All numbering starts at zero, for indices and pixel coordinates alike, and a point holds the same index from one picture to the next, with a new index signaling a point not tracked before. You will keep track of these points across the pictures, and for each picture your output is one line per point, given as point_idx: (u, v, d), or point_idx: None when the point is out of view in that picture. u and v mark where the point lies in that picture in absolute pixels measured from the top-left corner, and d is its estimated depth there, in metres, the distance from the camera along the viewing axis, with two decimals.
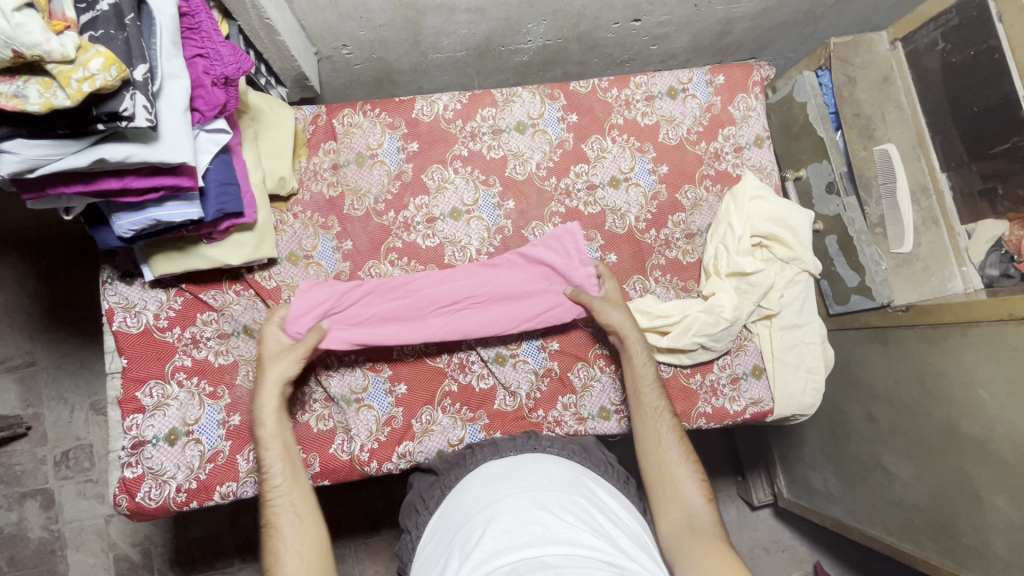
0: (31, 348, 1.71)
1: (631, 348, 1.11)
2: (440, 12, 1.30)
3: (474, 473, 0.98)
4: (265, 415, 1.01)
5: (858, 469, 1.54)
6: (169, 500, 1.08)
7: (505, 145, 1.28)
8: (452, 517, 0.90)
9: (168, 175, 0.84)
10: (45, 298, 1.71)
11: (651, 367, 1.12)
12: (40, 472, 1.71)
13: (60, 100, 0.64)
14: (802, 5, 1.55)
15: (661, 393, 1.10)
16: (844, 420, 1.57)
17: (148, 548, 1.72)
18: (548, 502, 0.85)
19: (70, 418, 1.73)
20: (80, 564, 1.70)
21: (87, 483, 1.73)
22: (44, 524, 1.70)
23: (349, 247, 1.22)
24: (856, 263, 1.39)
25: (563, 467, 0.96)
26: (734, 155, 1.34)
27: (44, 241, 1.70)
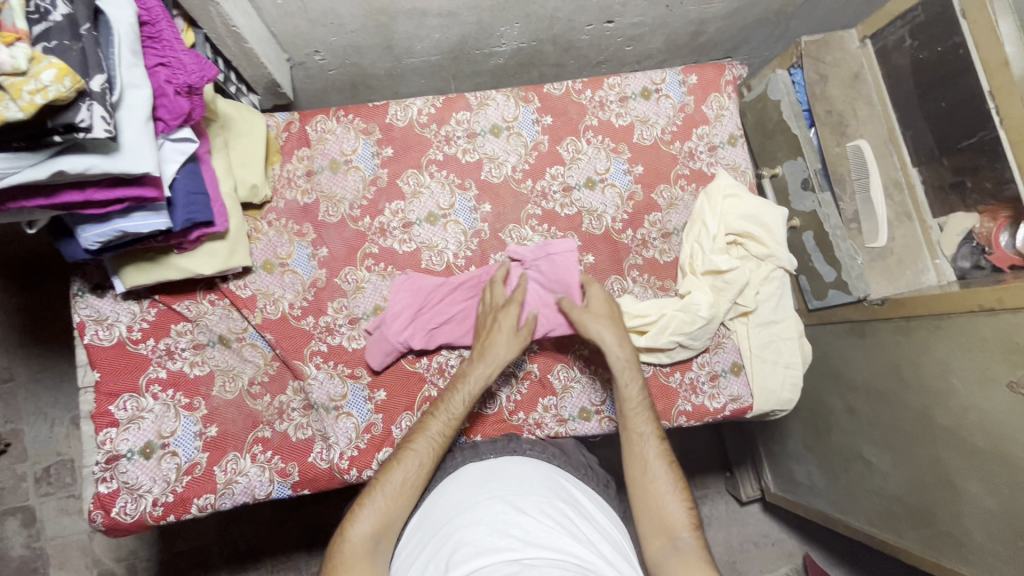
0: (7, 364, 1.68)
1: (614, 365, 1.07)
2: (412, 17, 1.30)
3: (452, 475, 0.98)
4: (491, 356, 1.07)
5: (839, 461, 1.56)
6: (145, 515, 1.06)
7: (480, 148, 1.28)
8: (430, 521, 0.89)
9: (132, 186, 0.83)
10: (20, 312, 1.68)
11: (636, 386, 1.06)
12: (19, 489, 1.68)
13: (12, 112, 0.63)
14: (774, 5, 1.57)
15: (648, 415, 1.04)
16: (824, 412, 1.59)
17: (133, 562, 1.69)
18: (528, 505, 0.85)
19: (50, 433, 1.70)
20: None
21: (70, 499, 1.70)
22: (26, 542, 1.67)
23: (324, 254, 1.21)
24: (832, 259, 1.42)
25: (542, 470, 0.96)
26: (709, 154, 1.35)
27: (18, 254, 1.68)
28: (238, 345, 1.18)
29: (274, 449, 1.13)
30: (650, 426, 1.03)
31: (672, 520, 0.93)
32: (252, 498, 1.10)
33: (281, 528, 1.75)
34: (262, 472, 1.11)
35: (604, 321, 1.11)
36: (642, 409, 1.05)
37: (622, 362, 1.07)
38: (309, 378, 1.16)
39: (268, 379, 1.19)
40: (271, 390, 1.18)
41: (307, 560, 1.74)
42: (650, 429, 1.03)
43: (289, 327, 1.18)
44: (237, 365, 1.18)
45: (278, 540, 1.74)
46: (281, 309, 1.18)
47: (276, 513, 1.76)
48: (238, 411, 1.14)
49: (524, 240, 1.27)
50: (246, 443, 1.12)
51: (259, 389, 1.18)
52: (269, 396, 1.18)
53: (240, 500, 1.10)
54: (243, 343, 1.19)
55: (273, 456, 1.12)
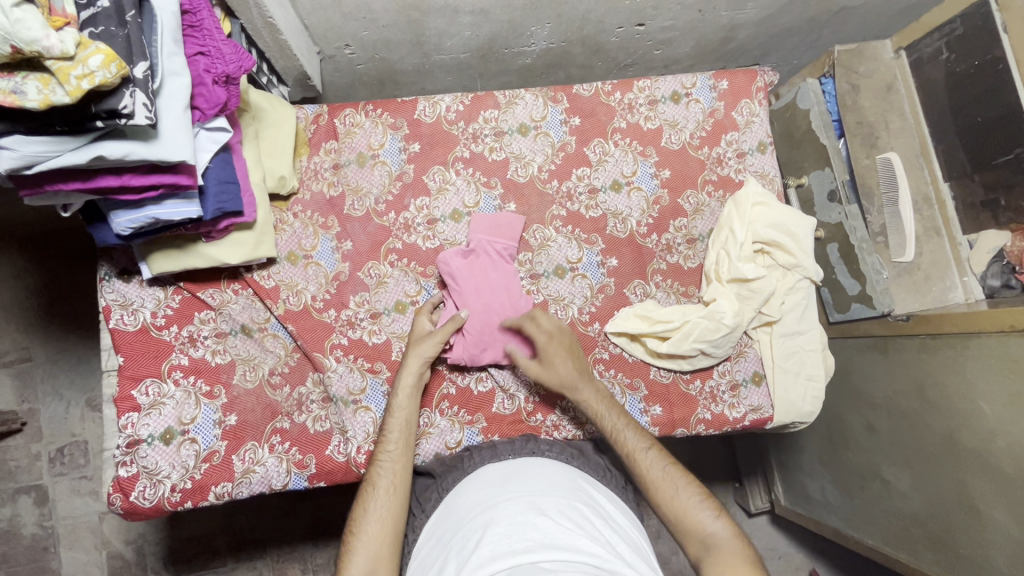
0: (27, 344, 1.70)
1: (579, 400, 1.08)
2: (444, 13, 1.30)
3: (471, 478, 0.97)
4: (401, 388, 1.06)
5: (855, 479, 1.53)
6: (163, 499, 1.07)
7: (507, 147, 1.27)
8: (448, 521, 0.89)
9: (167, 173, 0.83)
10: (43, 294, 1.71)
11: (609, 411, 1.07)
12: (33, 468, 1.70)
13: (59, 96, 0.63)
14: (807, 13, 1.56)
15: (633, 430, 1.03)
16: (842, 428, 1.57)
17: (142, 546, 1.71)
18: (547, 507, 0.83)
19: (66, 414, 1.72)
20: (73, 561, 1.69)
21: (82, 480, 1.71)
22: (38, 521, 1.69)
23: (348, 248, 1.21)
24: (858, 272, 1.39)
25: (562, 472, 0.95)
26: (737, 160, 1.33)
27: (43, 233, 1.70)
28: (260, 335, 1.18)
29: (292, 440, 1.13)
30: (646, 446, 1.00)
31: (705, 530, 0.91)
32: (269, 488, 1.11)
33: (289, 519, 1.75)
34: (279, 463, 1.11)
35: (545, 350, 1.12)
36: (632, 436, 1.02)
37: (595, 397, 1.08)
38: (330, 371, 1.16)
39: (287, 370, 1.19)
40: (290, 381, 1.18)
41: (313, 552, 1.75)
42: (642, 443, 1.01)
43: (312, 319, 1.18)
44: (258, 354, 1.18)
45: (285, 530, 1.75)
46: (304, 301, 1.18)
47: (284, 504, 1.76)
48: (257, 401, 1.14)
49: (547, 241, 1.26)
50: (265, 433, 1.12)
51: (279, 379, 1.18)
52: (288, 386, 1.18)
53: (257, 489, 1.10)
54: (265, 333, 1.18)
55: (291, 448, 1.13)
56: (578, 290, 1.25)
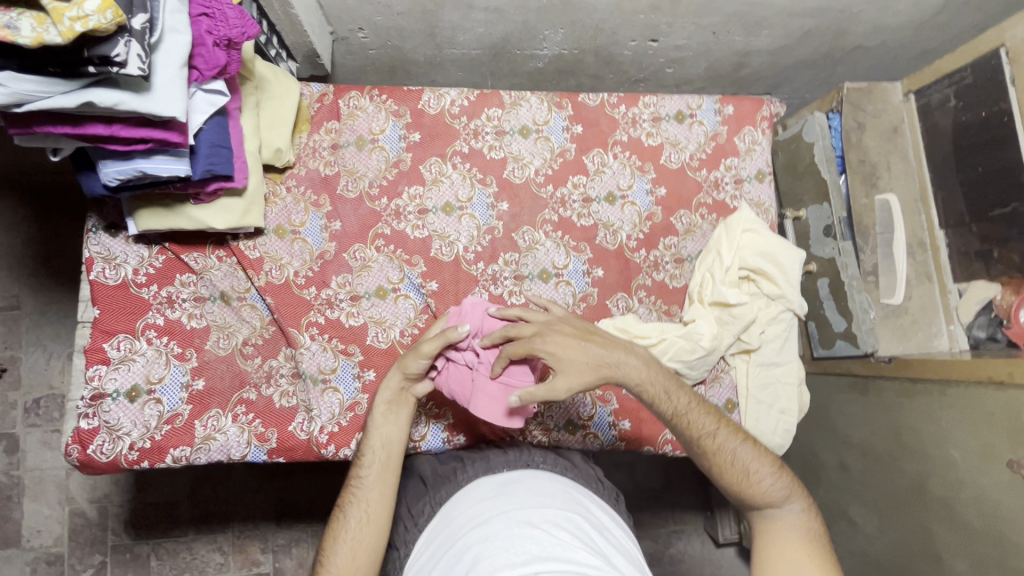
0: (17, 292, 1.71)
1: (638, 379, 0.96)
2: (459, 8, 1.31)
3: (463, 491, 0.97)
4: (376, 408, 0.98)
5: (825, 518, 1.53)
6: (120, 456, 1.08)
7: (507, 147, 1.27)
8: (445, 533, 0.90)
9: (158, 128, 0.84)
10: (37, 243, 1.72)
11: (666, 391, 0.98)
12: (7, 416, 1.70)
13: (52, 36, 0.64)
14: (819, 47, 1.57)
15: (703, 408, 0.98)
16: (817, 465, 1.57)
17: (105, 506, 1.70)
18: (541, 519, 0.83)
19: (46, 365, 1.72)
20: (35, 514, 1.68)
21: (55, 433, 1.71)
22: (5, 469, 1.68)
23: (337, 228, 1.21)
24: (845, 309, 1.40)
25: (554, 483, 0.95)
26: (734, 186, 1.32)
27: (47, 182, 1.71)
28: (238, 304, 1.17)
29: (256, 413, 1.13)
30: (710, 420, 0.97)
31: (768, 497, 0.93)
32: (228, 457, 1.11)
33: (254, 495, 1.75)
34: (241, 433, 1.11)
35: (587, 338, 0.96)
36: (692, 410, 0.97)
37: (646, 373, 0.96)
38: (302, 347, 1.16)
39: (261, 342, 1.18)
40: (262, 353, 1.18)
41: (274, 531, 1.74)
42: (713, 424, 0.97)
43: (290, 294, 1.18)
44: (234, 323, 1.17)
45: (249, 506, 1.74)
46: (286, 276, 1.18)
47: (251, 479, 1.75)
48: (227, 368, 1.14)
49: (535, 244, 1.25)
50: (230, 402, 1.12)
51: (252, 351, 1.17)
52: (259, 358, 1.17)
53: (216, 458, 1.11)
54: (243, 303, 1.18)
55: (254, 419, 1.12)
56: (561, 296, 1.24)
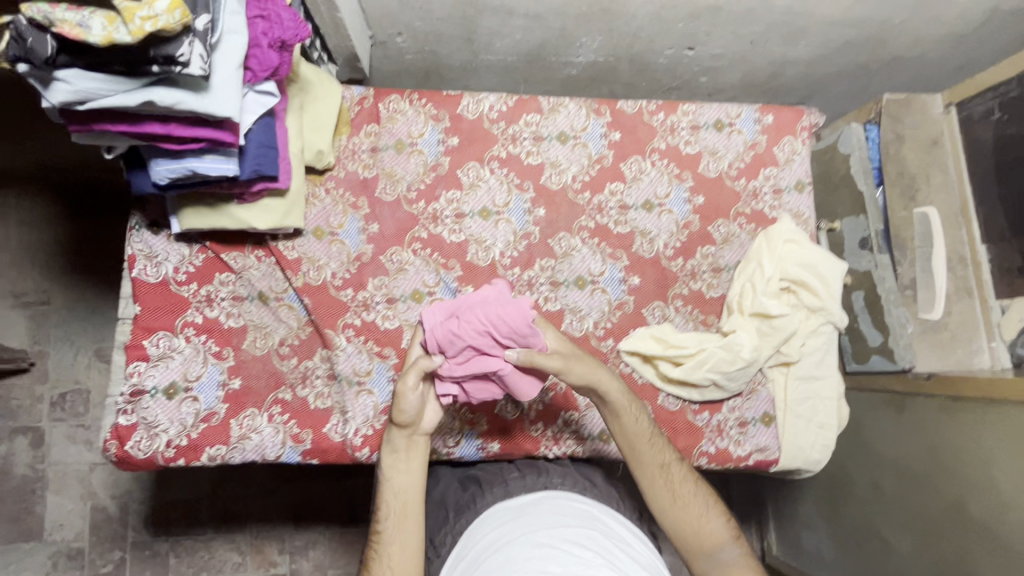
0: (48, 287, 1.73)
1: (619, 402, 0.99)
2: (498, 14, 1.31)
3: (484, 514, 0.95)
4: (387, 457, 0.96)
5: (854, 539, 1.47)
6: (157, 454, 1.08)
7: (544, 153, 1.27)
8: (465, 560, 0.87)
9: (212, 128, 0.84)
10: (67, 240, 1.74)
11: (644, 420, 1.00)
12: (34, 410, 1.72)
13: (122, 35, 0.64)
14: (857, 58, 1.55)
15: (664, 443, 1.01)
16: (846, 483, 1.52)
17: (126, 502, 1.71)
18: (562, 539, 0.82)
19: (73, 360, 1.74)
20: (57, 508, 1.69)
21: (79, 428, 1.73)
22: (30, 462, 1.70)
23: (374, 230, 1.21)
24: (881, 323, 1.38)
25: (574, 502, 0.94)
26: (773, 196, 1.31)
27: (78, 179, 1.73)
28: (275, 304, 1.17)
29: (292, 413, 1.13)
30: (670, 454, 1.00)
31: (715, 541, 0.95)
32: (262, 457, 1.11)
33: (273, 496, 1.74)
34: (276, 433, 1.11)
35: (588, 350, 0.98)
36: (654, 441, 1.00)
37: (623, 397, 0.99)
38: (338, 349, 1.16)
39: (297, 343, 1.18)
40: (299, 354, 1.17)
41: (292, 533, 1.74)
42: (674, 457, 1.01)
43: (328, 296, 1.18)
44: (271, 323, 1.17)
45: (267, 507, 1.74)
46: (323, 277, 1.18)
47: (270, 480, 1.75)
48: (263, 368, 1.15)
49: (572, 250, 1.25)
50: (265, 402, 1.13)
51: (288, 351, 1.17)
52: (296, 358, 1.17)
53: (250, 458, 1.11)
54: (281, 303, 1.18)
55: (289, 420, 1.12)
56: (596, 304, 1.24)
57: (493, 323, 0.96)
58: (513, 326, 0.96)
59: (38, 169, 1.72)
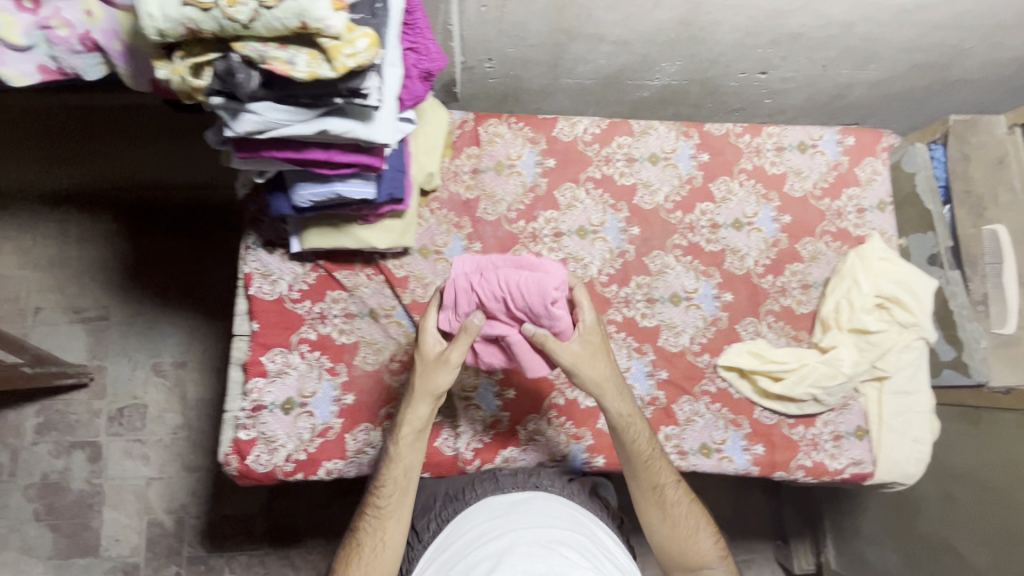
0: (107, 303, 1.72)
1: (619, 420, 1.01)
2: (588, 41, 1.34)
3: (471, 507, 1.00)
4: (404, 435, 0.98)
5: (925, 553, 1.49)
6: (276, 468, 1.11)
7: (637, 173, 1.31)
8: (454, 547, 0.92)
9: (365, 154, 0.88)
10: (129, 257, 1.73)
11: (643, 438, 1.02)
12: (92, 425, 1.69)
13: (325, 71, 0.69)
14: (920, 81, 1.60)
15: (664, 463, 1.04)
16: (915, 497, 1.53)
17: (183, 517, 1.68)
18: (549, 538, 0.87)
19: (131, 375, 1.72)
20: (114, 522, 1.67)
21: (135, 443, 1.70)
22: (88, 477, 1.67)
23: (478, 248, 1.25)
24: (953, 337, 1.42)
25: (563, 507, 0.98)
26: (857, 215, 1.35)
27: (138, 198, 1.73)
28: (386, 321, 1.20)
29: None
30: (667, 475, 1.03)
31: (705, 560, 1.00)
32: (377, 471, 1.14)
33: (330, 513, 1.73)
34: None
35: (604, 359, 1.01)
36: (656, 461, 1.03)
37: (621, 412, 1.01)
38: None
39: (406, 359, 1.19)
40: (408, 369, 1.19)
41: None
42: (671, 477, 1.04)
43: None
44: (381, 340, 1.20)
45: (323, 523, 1.73)
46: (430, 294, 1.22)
47: (323, 495, 1.74)
48: (375, 383, 1.17)
49: (666, 268, 1.28)
50: (379, 417, 1.16)
51: (397, 366, 1.19)
52: (406, 374, 1.19)
53: (366, 471, 1.14)
54: (391, 320, 1.21)
55: None
56: (692, 320, 1.27)
57: (511, 294, 1.01)
58: (529, 303, 1.00)
59: (100, 188, 1.71)
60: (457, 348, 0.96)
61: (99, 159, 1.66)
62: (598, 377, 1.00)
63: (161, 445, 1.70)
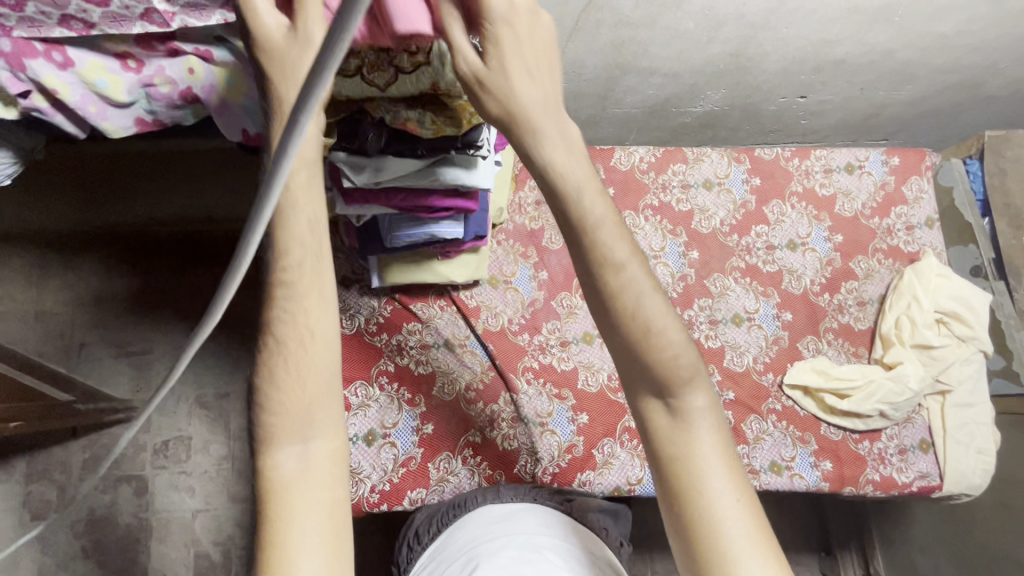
0: (151, 335, 1.65)
1: (533, 150, 0.56)
2: (640, 74, 1.40)
3: (468, 516, 1.01)
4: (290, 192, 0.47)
5: (982, 562, 1.46)
6: (362, 499, 1.13)
7: (692, 200, 1.36)
8: (448, 551, 0.94)
9: (463, 198, 0.92)
10: (172, 292, 1.66)
11: (601, 206, 0.58)
12: (137, 458, 1.64)
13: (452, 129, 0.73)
14: (952, 100, 1.65)
15: (624, 239, 0.60)
16: (968, 504, 1.51)
17: (229, 548, 1.63)
18: (539, 545, 0.86)
19: (174, 407, 1.67)
20: (161, 557, 1.60)
21: (181, 475, 1.65)
22: (135, 511, 1.62)
23: (544, 277, 1.30)
24: (1003, 348, 1.45)
25: (558, 518, 0.98)
26: (906, 232, 1.40)
27: (180, 233, 1.66)
28: (460, 351, 1.23)
29: (483, 456, 1.18)
30: (626, 248, 0.59)
31: (677, 372, 0.62)
32: None
33: None
34: (471, 475, 1.17)
35: (529, 72, 0.54)
36: (607, 225, 0.58)
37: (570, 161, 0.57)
38: (522, 392, 1.22)
39: (482, 387, 1.21)
40: (484, 398, 1.20)
41: None
42: (631, 257, 0.60)
43: (508, 340, 1.25)
44: (457, 369, 1.21)
45: None
46: (501, 323, 1.26)
47: None
48: (452, 412, 1.19)
49: (726, 290, 1.32)
50: (458, 446, 1.18)
51: (474, 395, 1.20)
52: (482, 402, 1.20)
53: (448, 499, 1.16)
54: (464, 350, 1.23)
55: (482, 462, 1.17)
56: (755, 339, 1.30)
57: None
58: None
59: (144, 223, 1.66)
60: (312, 17, 0.47)
61: (150, 198, 1.65)
62: (510, 86, 0.54)
63: (207, 476, 1.66)
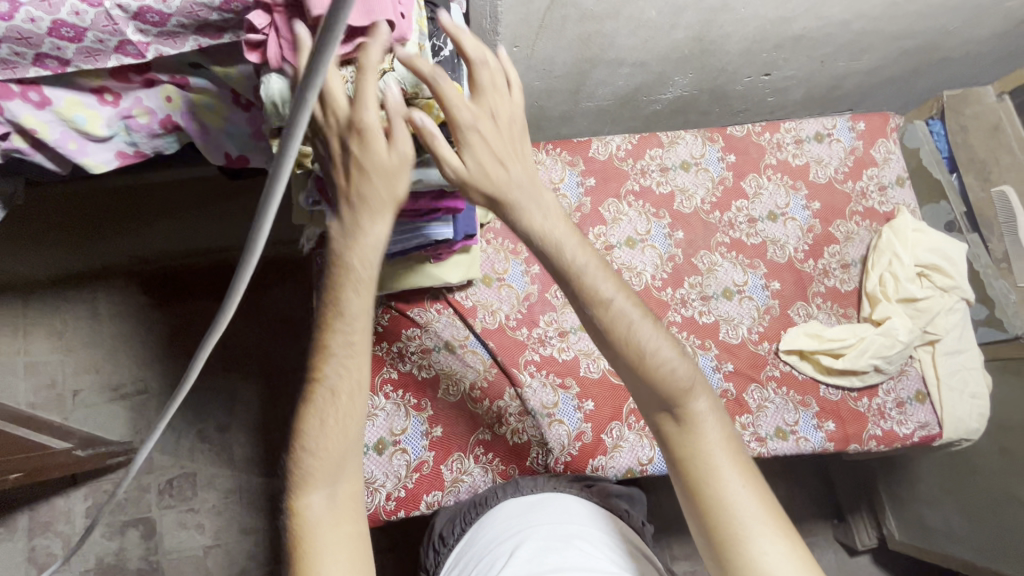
0: (145, 374, 1.63)
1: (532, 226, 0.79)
2: (609, 66, 1.43)
3: (493, 511, 1.02)
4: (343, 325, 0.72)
5: (987, 506, 1.44)
6: (379, 508, 1.14)
7: (672, 181, 1.39)
8: (475, 545, 0.95)
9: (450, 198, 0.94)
10: (164, 329, 1.64)
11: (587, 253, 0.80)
12: (141, 500, 1.61)
13: None
14: (909, 64, 1.72)
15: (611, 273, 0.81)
16: (966, 452, 1.49)
17: None
18: (568, 534, 0.87)
19: (174, 444, 1.64)
20: None
21: (188, 513, 1.62)
22: (144, 555, 1.59)
23: (536, 271, 1.33)
24: (984, 296, 1.47)
25: (583, 505, 1.00)
26: (879, 193, 1.44)
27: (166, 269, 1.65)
28: (461, 351, 1.23)
29: (495, 452, 1.19)
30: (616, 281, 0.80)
31: (670, 375, 0.78)
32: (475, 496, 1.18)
33: None
34: (485, 472, 1.18)
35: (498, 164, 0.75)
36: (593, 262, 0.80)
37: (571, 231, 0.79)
38: (526, 385, 1.23)
39: (486, 385, 1.22)
40: (489, 396, 1.22)
41: None
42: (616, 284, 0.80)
43: (507, 336, 1.27)
44: (460, 369, 1.22)
45: None
46: (499, 320, 1.27)
47: None
48: (460, 413, 1.20)
49: (714, 266, 1.35)
50: (469, 445, 1.19)
51: (479, 394, 1.21)
52: (488, 400, 1.21)
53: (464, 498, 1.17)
54: (466, 350, 1.24)
55: (494, 458, 1.19)
56: (747, 311, 1.33)
57: None
58: None
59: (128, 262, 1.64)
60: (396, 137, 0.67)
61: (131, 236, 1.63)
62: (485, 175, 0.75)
63: (215, 511, 1.63)
